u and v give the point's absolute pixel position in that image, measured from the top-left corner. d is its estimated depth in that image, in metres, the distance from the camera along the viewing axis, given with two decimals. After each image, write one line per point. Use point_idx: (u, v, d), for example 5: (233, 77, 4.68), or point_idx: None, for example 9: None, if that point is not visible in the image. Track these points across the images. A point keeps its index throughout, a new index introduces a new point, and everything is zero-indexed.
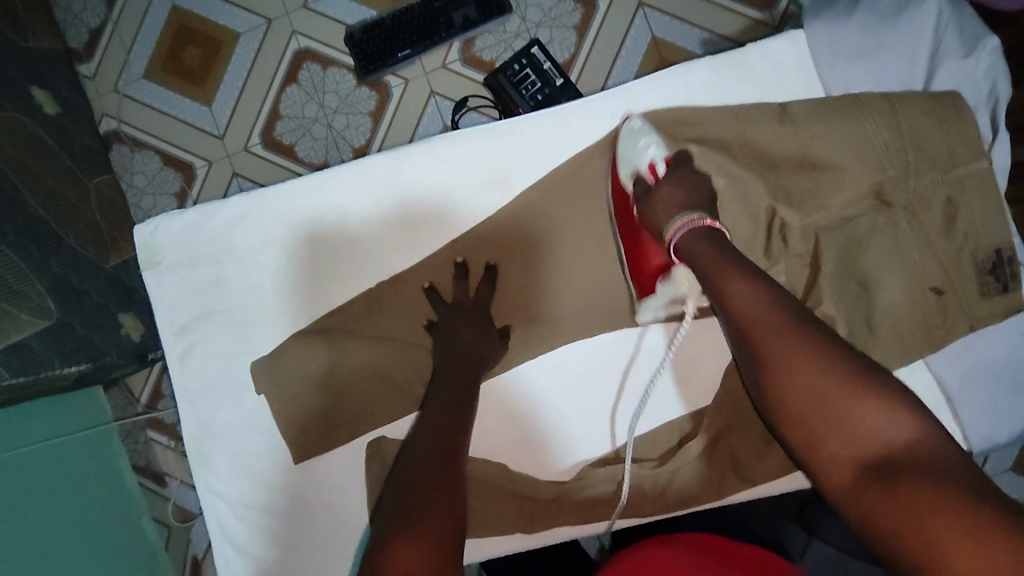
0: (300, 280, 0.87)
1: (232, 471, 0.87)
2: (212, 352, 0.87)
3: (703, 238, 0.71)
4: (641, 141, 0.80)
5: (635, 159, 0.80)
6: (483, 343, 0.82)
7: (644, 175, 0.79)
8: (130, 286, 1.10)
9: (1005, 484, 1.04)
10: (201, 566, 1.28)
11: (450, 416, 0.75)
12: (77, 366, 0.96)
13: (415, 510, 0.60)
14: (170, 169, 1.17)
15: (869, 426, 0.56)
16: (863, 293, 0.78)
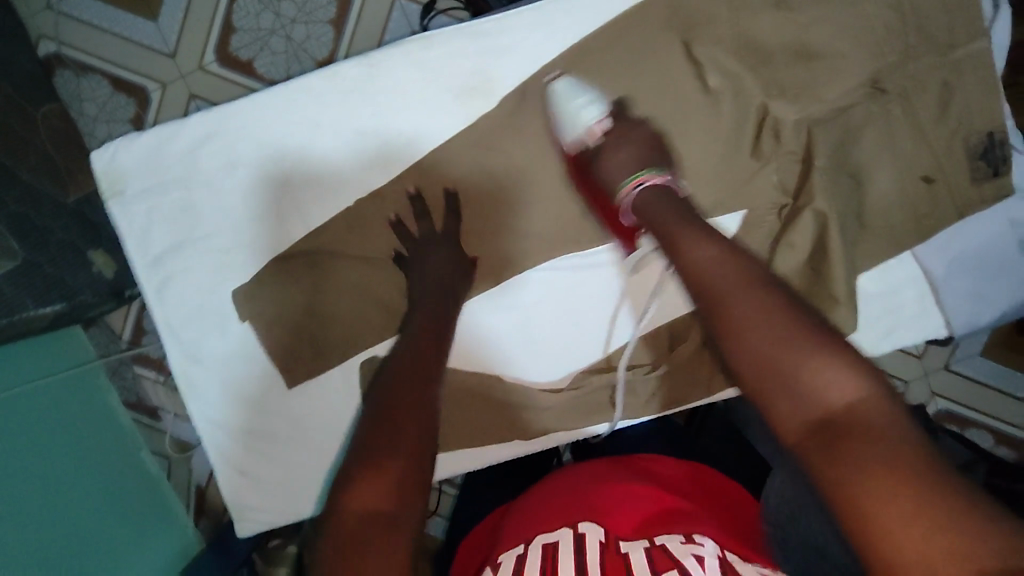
0: (275, 203, 0.83)
1: (224, 398, 0.87)
2: (191, 281, 0.85)
3: (657, 194, 0.67)
4: (575, 101, 0.76)
5: (573, 121, 0.76)
6: (452, 276, 0.79)
7: (588, 137, 0.75)
8: (96, 222, 1.04)
9: (977, 369, 1.08)
10: (206, 492, 1.32)
11: (413, 343, 0.67)
12: (53, 305, 0.94)
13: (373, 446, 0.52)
14: (121, 94, 1.09)
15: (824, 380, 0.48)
16: (855, 186, 0.77)
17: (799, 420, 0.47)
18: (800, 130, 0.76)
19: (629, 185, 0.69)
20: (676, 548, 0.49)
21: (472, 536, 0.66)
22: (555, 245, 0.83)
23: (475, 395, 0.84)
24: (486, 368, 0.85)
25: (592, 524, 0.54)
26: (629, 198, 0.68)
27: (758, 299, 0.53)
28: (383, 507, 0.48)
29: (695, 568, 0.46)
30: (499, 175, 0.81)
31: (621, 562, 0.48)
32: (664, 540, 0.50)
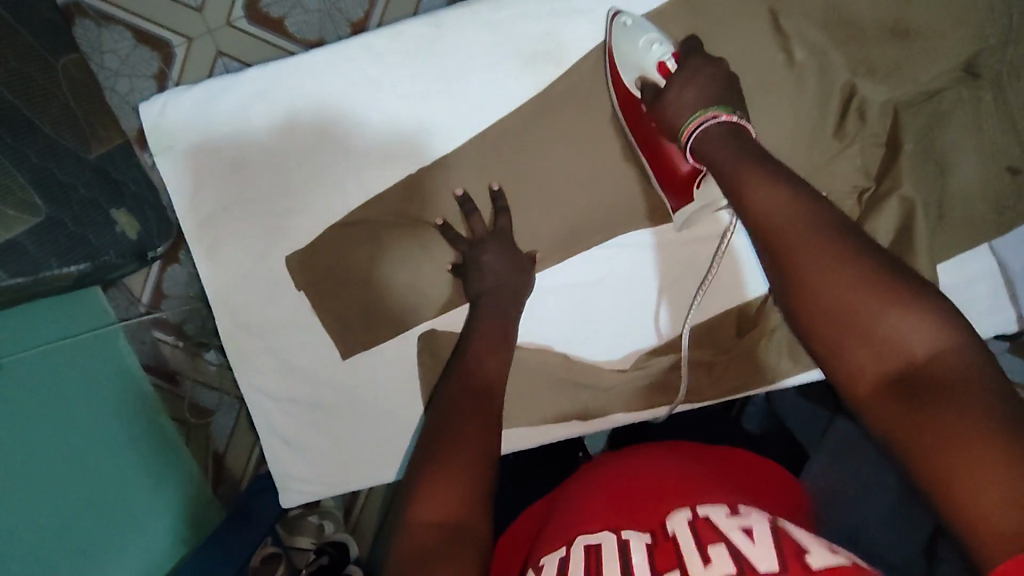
0: (331, 166, 0.79)
1: (275, 366, 0.84)
2: (241, 245, 0.82)
3: (722, 135, 0.65)
4: (641, 38, 0.72)
5: (639, 59, 0.72)
6: (518, 275, 0.77)
7: (650, 78, 0.71)
8: (119, 179, 1.01)
9: None
10: (225, 461, 1.30)
11: (481, 351, 0.69)
12: (76, 266, 0.90)
13: (441, 457, 0.54)
14: (145, 47, 1.05)
15: (894, 323, 0.47)
16: (938, 174, 0.74)
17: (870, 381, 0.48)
18: (885, 112, 0.74)
19: (689, 128, 0.67)
20: (721, 521, 0.49)
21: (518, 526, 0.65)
22: (627, 219, 0.81)
23: (534, 372, 0.83)
24: (546, 345, 0.83)
25: (636, 527, 0.51)
26: (692, 136, 0.67)
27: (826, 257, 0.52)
28: (444, 522, 0.50)
29: (743, 541, 0.45)
30: (566, 147, 0.78)
31: (670, 542, 0.47)
32: (708, 511, 0.50)
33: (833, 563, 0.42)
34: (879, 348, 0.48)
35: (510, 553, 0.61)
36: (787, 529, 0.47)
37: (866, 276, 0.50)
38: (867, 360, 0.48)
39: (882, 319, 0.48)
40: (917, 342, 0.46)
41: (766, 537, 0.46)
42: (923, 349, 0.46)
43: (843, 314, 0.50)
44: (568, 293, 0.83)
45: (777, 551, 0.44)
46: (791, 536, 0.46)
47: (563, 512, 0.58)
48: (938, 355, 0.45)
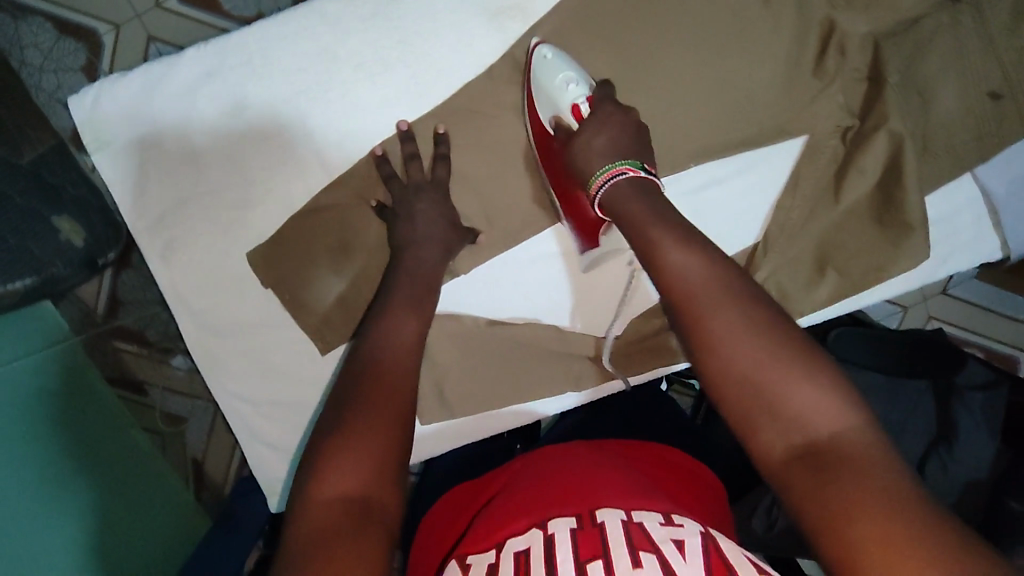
0: (289, 147, 0.74)
1: (248, 368, 0.79)
2: (199, 242, 0.76)
3: (629, 191, 0.59)
4: (557, 75, 0.67)
5: (554, 98, 0.67)
6: (449, 233, 0.71)
7: (564, 120, 0.67)
8: (58, 184, 0.91)
9: (972, 293, 1.13)
10: (204, 466, 1.25)
11: (398, 309, 0.61)
12: (19, 281, 0.88)
13: (350, 423, 0.50)
14: (69, 38, 0.96)
15: (816, 400, 0.43)
16: (921, 105, 0.73)
17: (787, 446, 0.43)
18: (865, 45, 0.72)
19: (596, 183, 0.61)
20: (654, 529, 0.46)
21: (437, 516, 0.63)
22: None
23: (522, 347, 0.80)
24: (534, 318, 0.80)
25: (562, 516, 0.48)
26: (603, 188, 0.60)
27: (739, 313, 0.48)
28: (353, 495, 0.47)
29: (674, 555, 0.43)
30: None
31: (596, 535, 0.45)
32: (642, 519, 0.47)
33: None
34: (789, 419, 0.44)
35: (426, 553, 0.59)
36: (719, 546, 0.45)
37: (780, 347, 0.46)
38: (781, 436, 0.44)
39: (793, 391, 0.44)
40: (825, 417, 0.43)
41: (696, 552, 0.43)
42: (833, 425, 0.43)
43: (752, 382, 0.46)
44: (542, 264, 0.79)
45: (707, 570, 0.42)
46: (720, 555, 0.44)
47: (481, 518, 0.55)
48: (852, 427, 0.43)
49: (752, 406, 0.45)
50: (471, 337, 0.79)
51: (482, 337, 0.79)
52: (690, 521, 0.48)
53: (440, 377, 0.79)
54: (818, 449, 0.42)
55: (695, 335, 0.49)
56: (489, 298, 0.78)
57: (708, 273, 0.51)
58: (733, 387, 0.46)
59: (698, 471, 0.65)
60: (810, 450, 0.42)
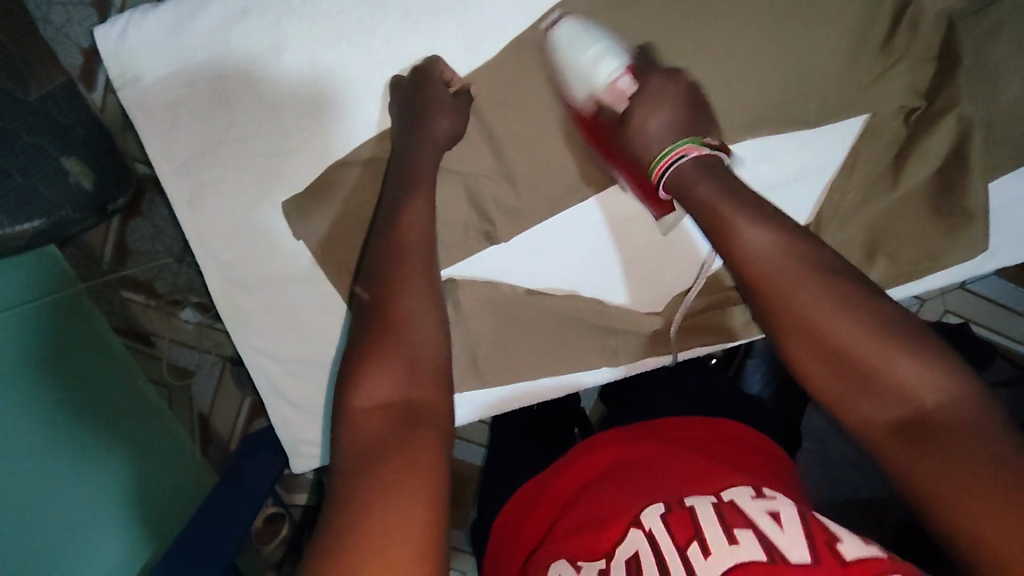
0: (328, 97, 0.70)
1: (276, 324, 0.77)
2: (229, 192, 0.73)
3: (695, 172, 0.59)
4: (586, 51, 0.66)
5: (589, 78, 0.66)
6: (442, 117, 0.67)
7: (605, 98, 0.66)
8: (69, 125, 0.88)
9: (1000, 291, 1.10)
10: (211, 421, 1.23)
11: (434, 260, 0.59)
12: (30, 223, 0.84)
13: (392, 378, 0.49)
14: None
15: (909, 367, 0.45)
16: (991, 92, 0.69)
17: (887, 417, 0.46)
18: (939, 23, 0.68)
19: (660, 165, 0.61)
20: (746, 504, 0.49)
21: (530, 493, 0.65)
22: None
23: (560, 319, 0.78)
24: (573, 289, 0.78)
25: (651, 504, 0.52)
26: (664, 175, 0.60)
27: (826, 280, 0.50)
28: (384, 404, 0.47)
29: (771, 529, 0.47)
30: None
31: (688, 516, 0.49)
32: (730, 495, 0.50)
33: (865, 554, 0.44)
34: (885, 394, 0.46)
35: (514, 536, 0.62)
36: (817, 518, 0.48)
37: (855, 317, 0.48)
38: (877, 410, 0.46)
39: (887, 362, 0.46)
40: (924, 387, 0.45)
41: (794, 522, 0.47)
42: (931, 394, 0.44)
43: (845, 367, 0.48)
44: (585, 235, 0.77)
45: (808, 541, 0.45)
46: (820, 523, 0.47)
47: (569, 510, 0.58)
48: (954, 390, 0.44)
49: (845, 390, 0.48)
50: (510, 307, 0.77)
51: (519, 306, 0.77)
52: (782, 495, 0.51)
53: (474, 347, 0.78)
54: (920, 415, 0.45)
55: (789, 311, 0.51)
56: (529, 267, 0.77)
57: (788, 243, 0.52)
58: (821, 377, 0.49)
59: (769, 445, 0.66)
60: (914, 414, 0.45)
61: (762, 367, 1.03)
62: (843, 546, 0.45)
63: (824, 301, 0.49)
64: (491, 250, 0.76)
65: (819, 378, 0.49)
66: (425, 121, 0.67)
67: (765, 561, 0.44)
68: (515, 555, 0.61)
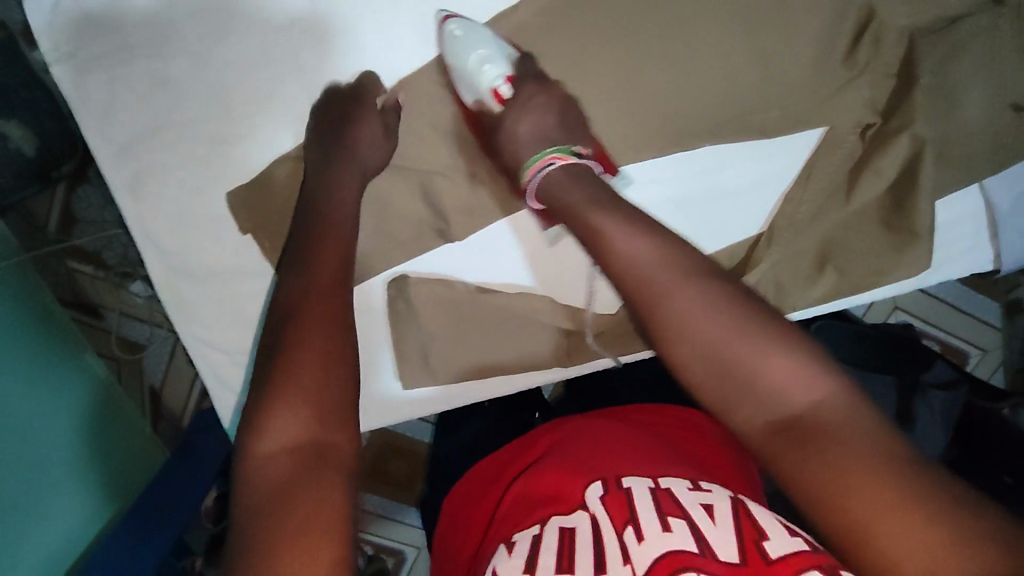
0: (280, 82, 0.68)
1: (222, 314, 0.74)
2: (172, 174, 0.70)
3: (562, 179, 0.61)
4: (472, 53, 0.66)
5: (473, 80, 0.67)
6: (373, 127, 0.67)
7: (487, 102, 0.68)
8: None
9: (941, 290, 1.13)
10: (162, 396, 1.18)
11: None
12: None
13: (325, 396, 0.48)
14: None
15: (785, 374, 0.44)
16: (947, 110, 0.70)
17: (765, 413, 0.44)
18: (901, 39, 0.69)
19: (532, 168, 0.63)
20: (682, 495, 0.49)
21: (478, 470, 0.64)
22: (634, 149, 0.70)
23: (514, 315, 0.77)
24: (523, 287, 0.77)
25: (592, 483, 0.52)
26: (537, 176, 0.63)
27: (701, 289, 0.49)
28: (315, 424, 0.46)
29: (702, 519, 0.45)
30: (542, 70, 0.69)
31: (624, 499, 0.49)
32: (669, 484, 0.50)
33: (790, 550, 0.42)
34: (763, 399, 0.45)
35: (461, 538, 0.60)
36: (748, 509, 0.47)
37: (731, 320, 0.47)
38: (753, 418, 0.45)
39: (764, 368, 0.45)
40: (803, 391, 0.44)
41: (725, 515, 0.46)
42: (807, 396, 0.44)
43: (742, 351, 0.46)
44: (536, 235, 0.75)
45: (737, 539, 0.44)
46: (753, 520, 0.45)
47: (512, 490, 0.58)
48: (829, 391, 0.43)
49: (729, 399, 0.46)
50: (463, 301, 0.76)
51: (471, 302, 0.76)
52: (718, 487, 0.51)
53: (428, 342, 0.77)
54: (801, 414, 0.43)
55: (658, 312, 0.50)
56: (484, 263, 0.76)
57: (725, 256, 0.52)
58: (708, 384, 0.47)
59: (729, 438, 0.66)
60: (787, 418, 0.43)
61: None
62: (768, 543, 0.43)
63: (703, 304, 0.48)
64: (444, 245, 0.75)
65: (703, 381, 0.47)
66: (354, 124, 0.66)
67: (695, 553, 0.43)
68: (461, 541, 0.60)
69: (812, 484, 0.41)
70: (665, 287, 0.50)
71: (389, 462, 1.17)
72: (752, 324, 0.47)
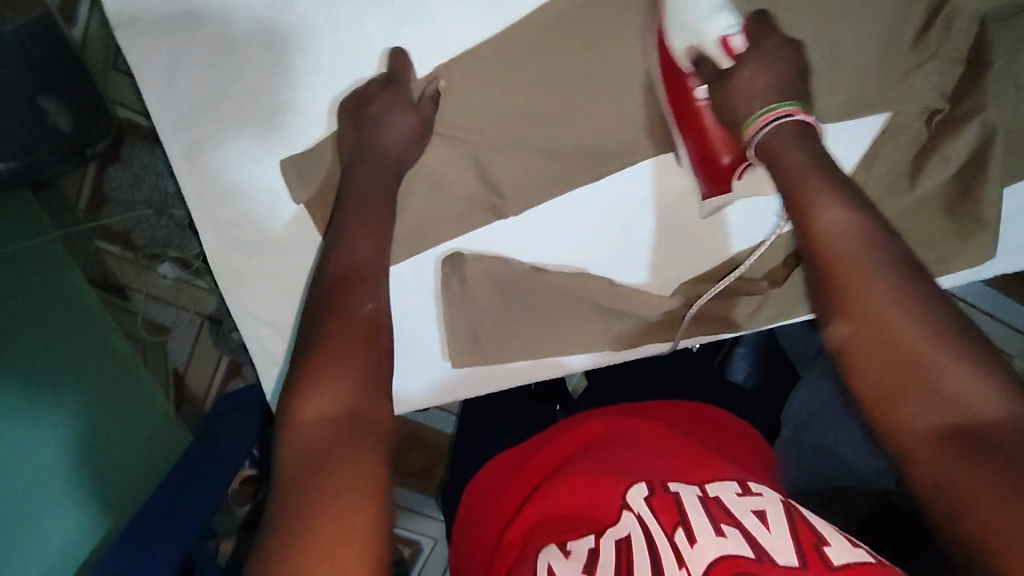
0: (340, 52, 0.67)
1: (269, 290, 0.73)
2: (230, 144, 0.69)
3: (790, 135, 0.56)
4: (707, 1, 0.61)
5: (697, 30, 0.61)
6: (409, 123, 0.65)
7: (710, 55, 0.61)
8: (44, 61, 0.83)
9: None
10: (185, 378, 1.17)
11: None
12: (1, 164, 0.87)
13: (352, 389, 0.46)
14: None
15: (960, 380, 0.43)
16: (1016, 98, 0.69)
17: (929, 418, 0.43)
18: (973, 22, 0.67)
19: (756, 124, 0.57)
20: (731, 501, 0.48)
21: (499, 469, 0.64)
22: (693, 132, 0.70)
23: (568, 296, 0.76)
24: (581, 268, 0.76)
25: (635, 485, 0.51)
26: (761, 134, 0.57)
27: (883, 274, 0.48)
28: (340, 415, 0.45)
29: (757, 527, 0.45)
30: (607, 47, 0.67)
31: (672, 502, 0.48)
32: (716, 489, 0.49)
33: (854, 559, 0.42)
34: (940, 402, 0.43)
35: (485, 527, 0.60)
36: (801, 514, 0.47)
37: (917, 310, 0.46)
38: (917, 417, 0.43)
39: (940, 371, 0.43)
40: (979, 402, 0.42)
41: (779, 519, 0.45)
42: (994, 412, 0.41)
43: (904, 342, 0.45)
44: (588, 220, 0.75)
45: (796, 542, 0.43)
46: (808, 525, 0.45)
47: (544, 487, 0.57)
48: (1022, 416, 0.41)
49: (896, 391, 0.45)
50: (516, 281, 0.75)
51: (525, 282, 0.75)
52: (767, 489, 0.50)
53: (478, 321, 0.76)
54: (977, 426, 0.41)
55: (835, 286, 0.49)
56: (536, 244, 0.75)
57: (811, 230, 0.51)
58: (878, 377, 0.46)
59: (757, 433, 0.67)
60: (953, 426, 0.42)
61: (748, 354, 1.02)
62: (829, 548, 0.43)
63: (888, 286, 0.47)
64: (499, 223, 0.74)
65: (872, 368, 0.46)
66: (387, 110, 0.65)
67: (751, 557, 0.43)
68: (485, 531, 0.60)
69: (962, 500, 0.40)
70: (852, 266, 0.49)
71: (410, 453, 1.16)
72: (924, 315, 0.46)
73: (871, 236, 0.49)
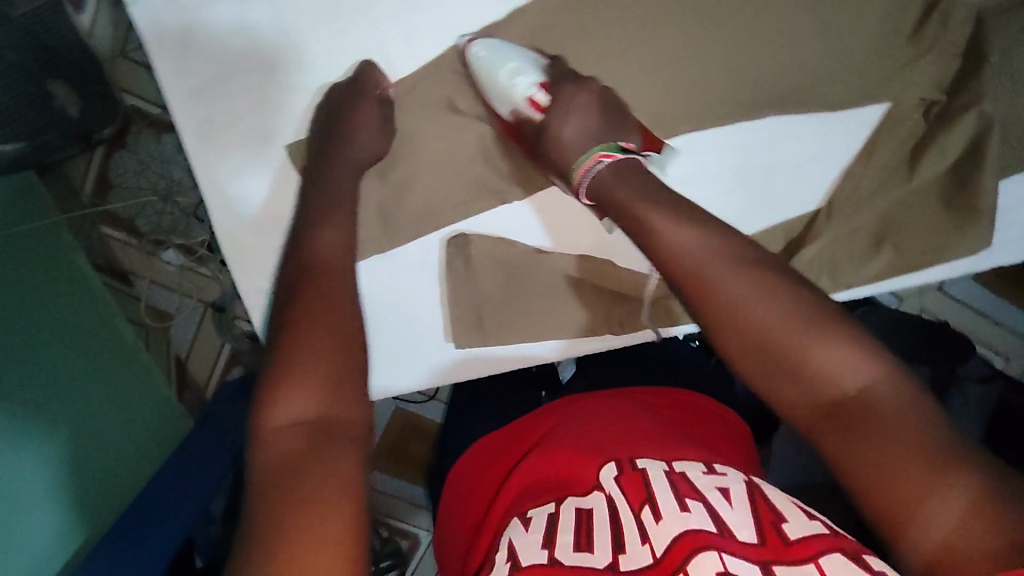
0: (352, 38, 0.70)
1: (278, 268, 0.73)
2: (240, 124, 0.70)
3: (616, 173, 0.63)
4: (502, 66, 0.68)
5: (507, 93, 0.68)
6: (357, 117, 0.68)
7: (524, 112, 0.69)
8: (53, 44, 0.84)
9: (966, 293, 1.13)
10: (187, 366, 1.17)
11: None
12: (12, 144, 0.89)
13: (300, 361, 0.48)
14: None
15: (826, 353, 0.46)
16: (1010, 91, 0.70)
17: (810, 399, 0.47)
18: (969, 18, 0.70)
19: (582, 168, 0.65)
20: (698, 478, 0.49)
21: (468, 463, 0.64)
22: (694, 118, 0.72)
23: (571, 278, 0.77)
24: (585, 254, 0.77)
25: (605, 466, 0.52)
26: (585, 177, 0.65)
27: (745, 276, 0.52)
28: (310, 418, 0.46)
29: (719, 502, 0.46)
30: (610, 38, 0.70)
31: (639, 479, 0.49)
32: (684, 467, 0.50)
33: (810, 533, 0.43)
34: (809, 383, 0.47)
35: (465, 512, 0.61)
36: (766, 494, 0.48)
37: (782, 303, 0.50)
38: (799, 400, 0.47)
39: (807, 350, 0.47)
40: (849, 375, 0.45)
41: (742, 496, 0.47)
42: (855, 380, 0.45)
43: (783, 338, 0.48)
44: (575, 211, 0.76)
45: (754, 519, 0.45)
46: (769, 503, 0.46)
47: (514, 472, 0.58)
48: (878, 377, 0.45)
49: (776, 382, 0.48)
50: (520, 262, 0.76)
51: (529, 264, 0.76)
52: (733, 470, 0.51)
53: (481, 302, 0.77)
54: (847, 397, 0.45)
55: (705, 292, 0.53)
56: (538, 228, 0.76)
57: None
58: (758, 372, 0.49)
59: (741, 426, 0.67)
60: (828, 401, 0.46)
61: None
62: (786, 523, 0.44)
63: (756, 284, 0.51)
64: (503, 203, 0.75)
65: (752, 369, 0.50)
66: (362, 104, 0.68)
67: (713, 531, 0.43)
68: (465, 515, 0.61)
69: (857, 472, 0.43)
70: (704, 272, 0.53)
71: (408, 443, 1.16)
72: (800, 306, 0.49)
73: (727, 248, 0.53)
